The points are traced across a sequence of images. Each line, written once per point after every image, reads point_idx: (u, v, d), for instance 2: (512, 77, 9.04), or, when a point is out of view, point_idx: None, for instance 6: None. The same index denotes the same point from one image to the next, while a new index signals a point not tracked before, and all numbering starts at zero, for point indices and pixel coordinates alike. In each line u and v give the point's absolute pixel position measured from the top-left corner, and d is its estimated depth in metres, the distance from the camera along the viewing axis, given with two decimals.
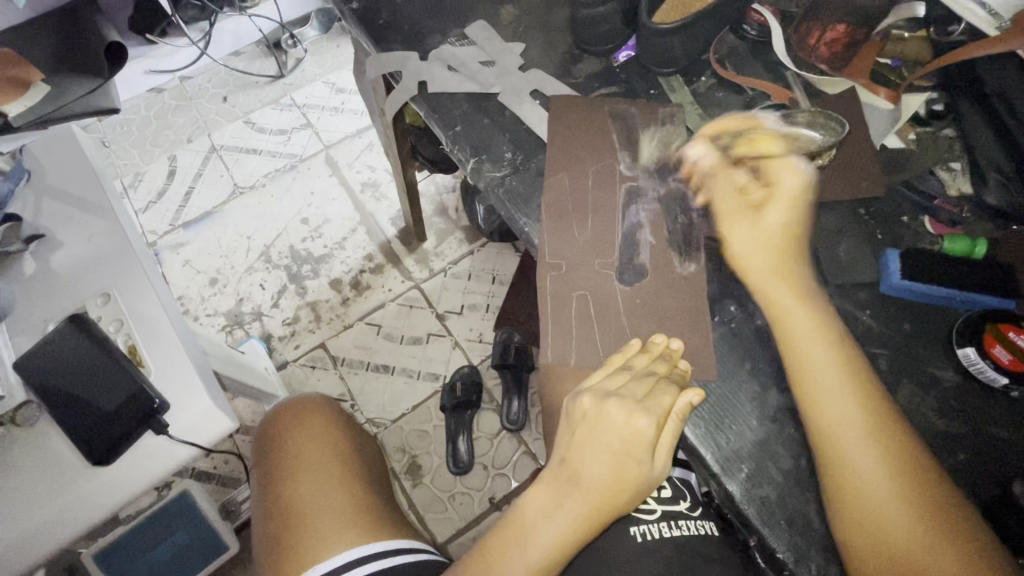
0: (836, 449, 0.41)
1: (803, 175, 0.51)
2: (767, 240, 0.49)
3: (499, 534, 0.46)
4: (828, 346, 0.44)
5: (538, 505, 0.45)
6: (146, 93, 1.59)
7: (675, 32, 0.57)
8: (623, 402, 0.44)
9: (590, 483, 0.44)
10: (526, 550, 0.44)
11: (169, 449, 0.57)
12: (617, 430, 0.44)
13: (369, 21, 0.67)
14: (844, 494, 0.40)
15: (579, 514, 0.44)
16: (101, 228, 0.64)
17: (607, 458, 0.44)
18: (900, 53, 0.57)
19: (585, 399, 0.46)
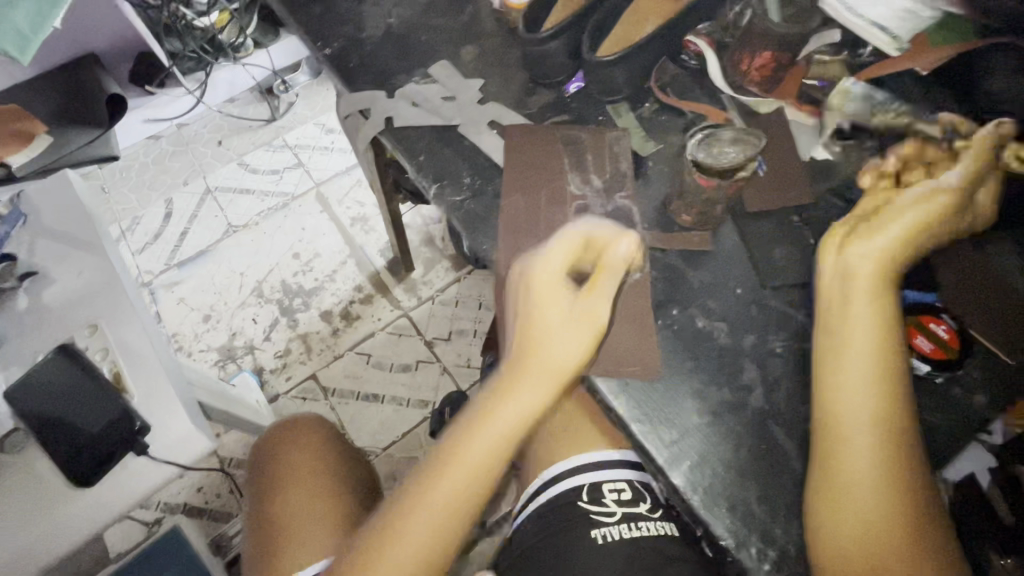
0: (839, 452, 0.41)
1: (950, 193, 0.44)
2: (890, 231, 0.44)
3: (438, 448, 0.48)
4: (871, 352, 0.42)
5: (460, 441, 0.47)
6: (145, 141, 1.66)
7: (616, 64, 0.62)
8: (556, 298, 0.48)
9: (522, 385, 0.47)
10: (461, 457, 0.47)
11: (153, 469, 0.60)
12: (550, 327, 0.47)
13: (340, 65, 0.73)
14: (833, 493, 0.40)
15: (510, 411, 0.47)
16: (91, 264, 0.68)
17: (528, 396, 0.47)
18: (824, 75, 0.61)
19: (524, 297, 0.49)
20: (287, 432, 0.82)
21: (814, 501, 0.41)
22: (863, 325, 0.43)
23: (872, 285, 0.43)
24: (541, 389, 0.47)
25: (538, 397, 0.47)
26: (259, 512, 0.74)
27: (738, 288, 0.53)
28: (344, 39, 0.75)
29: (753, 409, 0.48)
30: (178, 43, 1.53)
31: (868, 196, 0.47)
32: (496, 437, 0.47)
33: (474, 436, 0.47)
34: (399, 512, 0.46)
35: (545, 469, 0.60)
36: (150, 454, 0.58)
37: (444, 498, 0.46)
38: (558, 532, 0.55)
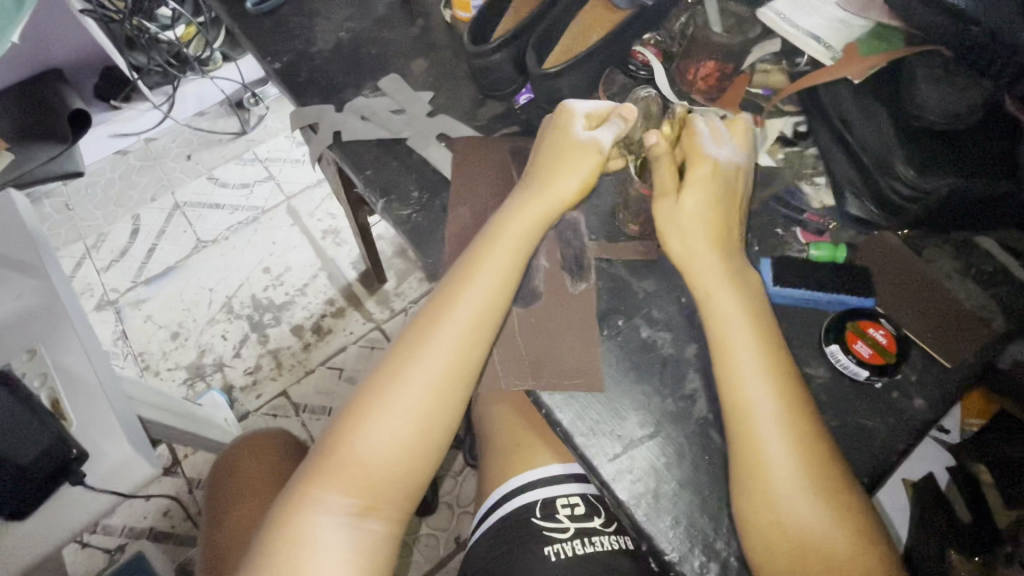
0: (754, 441, 0.42)
1: (713, 159, 0.51)
2: (694, 219, 0.50)
3: (357, 400, 0.49)
4: (752, 335, 0.46)
5: (405, 359, 0.49)
6: (112, 156, 1.62)
7: (561, 75, 0.62)
8: (478, 274, 0.51)
9: (443, 352, 0.49)
10: (381, 417, 0.48)
11: (89, 500, 0.57)
12: (474, 301, 0.50)
13: (290, 79, 0.73)
14: (754, 481, 0.42)
15: (430, 379, 0.48)
16: (31, 287, 0.66)
17: (483, 288, 0.50)
18: (767, 83, 0.62)
19: (453, 276, 0.52)
20: (246, 442, 0.81)
21: (737, 494, 0.42)
22: (742, 318, 0.46)
23: (733, 273, 0.48)
24: (500, 281, 0.51)
25: (495, 287, 0.51)
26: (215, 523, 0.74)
27: (684, 297, 0.53)
28: (293, 53, 0.75)
29: (697, 419, 0.47)
30: (142, 57, 1.54)
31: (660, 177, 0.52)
32: (455, 327, 0.49)
33: (436, 327, 0.50)
34: (364, 401, 0.49)
35: (502, 483, 0.60)
36: (88, 483, 0.56)
37: (394, 414, 0.48)
38: (511, 549, 0.54)
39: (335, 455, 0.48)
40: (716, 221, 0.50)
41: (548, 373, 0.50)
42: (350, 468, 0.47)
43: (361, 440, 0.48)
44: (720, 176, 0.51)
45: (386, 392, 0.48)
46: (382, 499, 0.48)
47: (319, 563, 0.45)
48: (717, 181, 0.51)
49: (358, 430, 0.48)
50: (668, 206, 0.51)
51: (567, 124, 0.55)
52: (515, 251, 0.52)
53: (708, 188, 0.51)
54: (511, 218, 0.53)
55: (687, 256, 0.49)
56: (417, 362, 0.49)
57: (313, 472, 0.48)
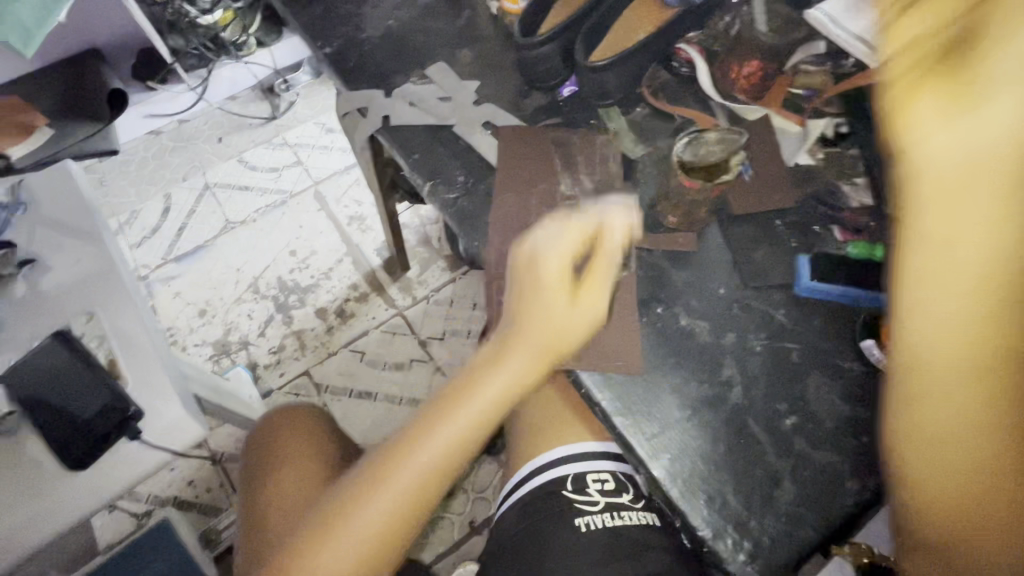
0: (965, 388, 0.30)
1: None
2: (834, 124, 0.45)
3: (401, 438, 0.53)
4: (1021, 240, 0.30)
5: (448, 410, 0.52)
6: (145, 136, 1.67)
7: (607, 69, 0.64)
8: (526, 331, 0.51)
9: (486, 400, 0.51)
10: (418, 455, 0.52)
11: (146, 454, 0.62)
12: (517, 360, 0.50)
13: (340, 64, 0.75)
14: (932, 447, 0.32)
15: (468, 427, 0.52)
16: (89, 254, 0.70)
17: (526, 354, 0.50)
18: (811, 84, 0.63)
19: (501, 328, 0.52)
20: (281, 418, 0.85)
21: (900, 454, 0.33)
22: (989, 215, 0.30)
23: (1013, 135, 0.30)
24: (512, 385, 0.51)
25: (507, 387, 0.51)
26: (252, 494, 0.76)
27: (721, 288, 0.55)
28: (343, 39, 0.77)
29: (732, 405, 0.49)
30: (180, 40, 1.59)
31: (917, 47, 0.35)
32: (458, 422, 0.52)
33: (481, 382, 0.52)
34: (403, 445, 0.53)
35: (533, 458, 0.62)
36: (143, 439, 0.61)
37: (427, 458, 0.52)
38: (543, 519, 0.56)
39: (368, 493, 0.52)
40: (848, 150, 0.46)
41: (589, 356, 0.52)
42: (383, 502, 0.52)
43: (362, 513, 0.52)
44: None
45: (422, 438, 0.52)
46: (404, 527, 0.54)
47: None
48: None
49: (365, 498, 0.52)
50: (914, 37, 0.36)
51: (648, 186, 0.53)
52: (537, 359, 0.50)
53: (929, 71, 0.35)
54: (529, 303, 0.51)
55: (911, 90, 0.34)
56: (456, 415, 0.52)
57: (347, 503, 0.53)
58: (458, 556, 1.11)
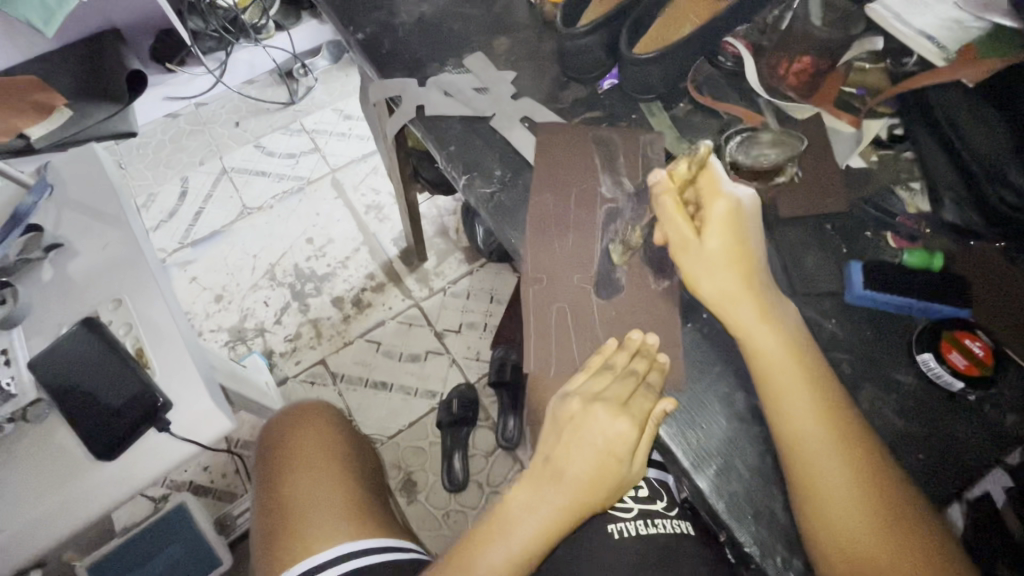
0: (805, 459, 0.43)
1: (733, 198, 0.49)
2: (718, 264, 0.48)
3: (483, 527, 0.49)
4: (790, 360, 0.45)
5: (529, 489, 0.49)
6: (162, 119, 1.66)
7: (653, 62, 0.61)
8: (608, 406, 0.48)
9: (574, 479, 0.47)
10: (508, 543, 0.47)
11: (169, 447, 0.59)
12: (603, 431, 0.47)
13: (373, 51, 0.73)
14: (813, 503, 0.42)
15: (558, 508, 0.47)
16: (116, 238, 0.68)
17: (609, 423, 0.47)
18: (864, 83, 0.61)
19: (573, 402, 0.49)
20: (289, 416, 0.81)
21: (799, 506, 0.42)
22: (776, 342, 0.46)
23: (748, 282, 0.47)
24: (564, 509, 0.47)
25: (595, 465, 0.47)
26: (266, 497, 0.73)
27: None
28: (376, 24, 0.75)
29: None
30: (199, 21, 1.53)
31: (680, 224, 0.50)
32: (508, 554, 0.47)
33: (563, 459, 0.48)
34: (483, 535, 0.48)
35: None
36: (170, 431, 0.59)
37: (513, 545, 0.47)
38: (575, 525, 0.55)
39: None
40: (740, 261, 0.48)
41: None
42: None
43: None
44: (739, 214, 0.49)
45: (505, 525, 0.48)
46: None
47: None
48: (736, 220, 0.49)
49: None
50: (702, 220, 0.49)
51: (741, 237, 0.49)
52: (588, 481, 0.47)
53: (728, 231, 0.48)
54: (572, 423, 0.48)
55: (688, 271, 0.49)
56: (540, 495, 0.48)
57: None
58: None
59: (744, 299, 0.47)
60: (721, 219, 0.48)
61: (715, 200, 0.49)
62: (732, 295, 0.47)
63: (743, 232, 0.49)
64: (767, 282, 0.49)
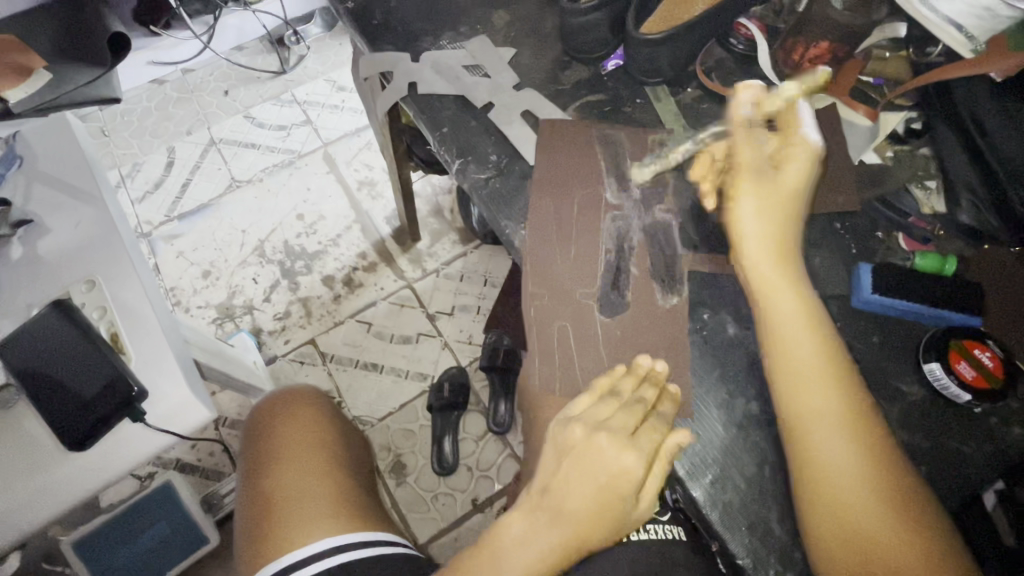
0: (822, 473, 0.40)
1: (812, 145, 0.48)
2: (763, 205, 0.47)
3: (475, 554, 0.48)
4: (823, 362, 0.43)
5: (519, 518, 0.47)
6: (149, 85, 1.60)
7: (662, 43, 0.57)
8: (612, 437, 0.45)
9: (570, 513, 0.45)
10: (498, 573, 0.46)
11: (149, 438, 0.58)
12: (604, 464, 0.44)
13: (364, 21, 0.68)
14: (824, 518, 0.40)
15: (554, 544, 0.45)
16: (89, 216, 0.64)
17: (610, 459, 0.44)
18: (881, 72, 0.58)
19: (575, 428, 0.46)
20: (275, 406, 0.78)
21: (806, 506, 0.40)
22: (804, 344, 0.44)
23: (777, 235, 0.47)
24: (558, 546, 0.45)
25: (589, 501, 0.44)
26: (250, 490, 0.70)
27: None
28: None
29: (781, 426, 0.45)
30: None
31: (747, 146, 0.49)
32: None
33: (558, 494, 0.46)
34: (475, 564, 0.47)
35: None
36: (145, 421, 0.56)
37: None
38: None
39: None
40: (788, 211, 0.47)
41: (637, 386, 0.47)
42: None
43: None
44: (812, 160, 0.47)
45: (494, 557, 0.46)
46: None
47: None
48: (812, 162, 0.48)
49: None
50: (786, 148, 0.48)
51: (806, 170, 0.47)
52: (584, 516, 0.44)
53: (804, 168, 0.47)
54: (581, 445, 0.45)
55: (742, 198, 0.48)
56: (533, 528, 0.46)
57: None
58: (461, 534, 1.10)
59: (779, 269, 0.46)
60: (793, 163, 0.47)
61: (801, 144, 0.47)
62: (768, 255, 0.46)
63: (811, 175, 0.48)
64: (799, 256, 0.47)
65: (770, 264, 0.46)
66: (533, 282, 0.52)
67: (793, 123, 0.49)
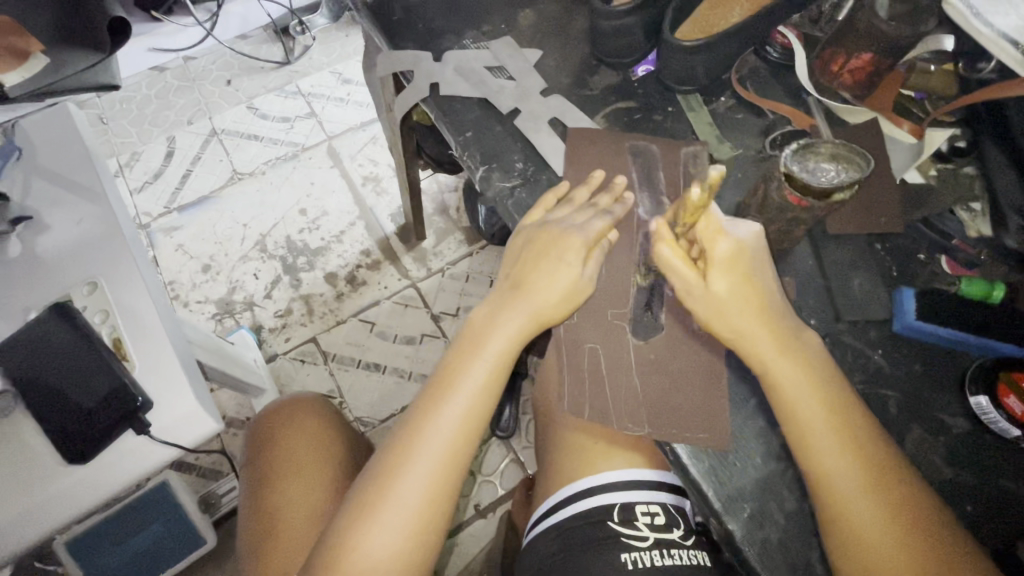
0: (842, 511, 0.40)
1: (734, 237, 0.46)
2: (730, 304, 0.44)
3: (430, 391, 0.50)
4: (824, 405, 0.42)
5: (466, 358, 0.50)
6: (148, 72, 1.55)
7: (699, 50, 0.55)
8: (564, 255, 0.49)
9: (518, 319, 0.50)
10: (453, 399, 0.49)
11: (150, 450, 0.54)
12: (553, 272, 0.49)
13: (383, 16, 0.65)
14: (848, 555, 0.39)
15: (496, 356, 0.50)
16: (91, 213, 0.61)
17: (562, 270, 0.49)
18: (924, 86, 0.57)
19: (529, 254, 0.51)
20: (277, 414, 0.76)
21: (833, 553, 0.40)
22: (804, 389, 0.42)
23: (758, 315, 0.44)
24: (504, 349, 0.50)
25: (530, 321, 0.49)
26: (252, 503, 0.69)
27: (813, 319, 0.49)
28: None
29: None
30: None
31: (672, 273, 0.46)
32: (455, 405, 0.49)
33: (501, 317, 0.50)
34: (430, 399, 0.50)
35: (579, 482, 0.57)
36: (149, 433, 0.53)
37: (460, 397, 0.49)
38: (583, 551, 0.52)
39: (406, 444, 0.48)
40: (752, 298, 0.45)
41: (667, 422, 0.45)
42: (413, 453, 0.48)
43: (361, 549, 0.46)
44: (745, 254, 0.46)
45: (447, 390, 0.49)
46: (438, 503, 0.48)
47: (373, 536, 0.46)
48: (742, 254, 0.45)
49: (357, 538, 0.46)
50: (718, 254, 0.45)
51: (750, 264, 0.45)
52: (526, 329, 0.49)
53: (733, 267, 0.45)
54: (483, 327, 0.51)
55: (705, 310, 0.45)
56: (481, 355, 0.50)
57: (381, 466, 0.48)
58: (460, 543, 1.02)
59: (772, 342, 0.44)
60: (722, 253, 0.45)
61: (720, 239, 0.45)
62: (759, 328, 0.44)
63: (750, 266, 0.45)
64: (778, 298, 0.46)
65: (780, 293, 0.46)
66: (535, 252, 0.51)
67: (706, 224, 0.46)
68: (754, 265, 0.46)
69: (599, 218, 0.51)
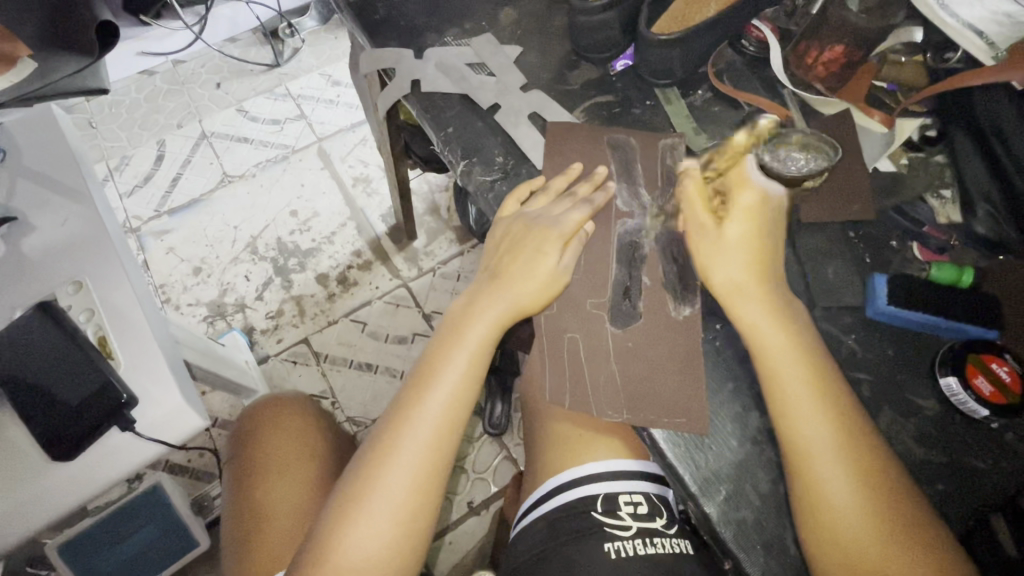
0: (816, 479, 0.41)
1: (759, 190, 0.51)
2: (734, 251, 0.48)
3: (409, 387, 0.50)
4: (806, 383, 0.43)
5: (444, 350, 0.51)
6: (137, 76, 1.56)
7: (674, 45, 0.56)
8: (541, 245, 0.51)
9: (496, 311, 0.50)
10: (435, 392, 0.49)
11: (136, 447, 0.55)
12: (531, 263, 0.50)
13: (365, 15, 0.66)
14: (821, 527, 0.40)
15: (476, 346, 0.50)
16: (75, 213, 0.62)
17: (539, 263, 0.50)
18: (897, 78, 0.57)
19: (509, 242, 0.52)
20: (260, 413, 0.77)
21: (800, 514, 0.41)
22: (790, 362, 0.44)
23: (759, 273, 0.47)
24: (483, 340, 0.50)
25: (508, 312, 0.50)
26: (237, 502, 0.69)
27: None
28: None
29: None
30: None
31: (695, 214, 0.51)
32: (437, 398, 0.49)
33: (479, 308, 0.51)
34: (411, 393, 0.50)
35: (562, 472, 0.58)
36: (134, 430, 0.54)
37: (441, 390, 0.49)
38: (568, 541, 0.53)
39: (389, 441, 0.48)
40: (757, 250, 0.48)
41: (645, 407, 0.46)
42: (397, 448, 0.48)
43: (352, 540, 0.46)
44: (766, 206, 0.50)
45: (427, 383, 0.50)
46: (423, 495, 0.48)
47: (361, 529, 0.47)
48: (761, 209, 0.50)
49: (347, 530, 0.47)
50: (737, 202, 0.50)
51: (763, 214, 0.50)
52: (504, 319, 0.50)
53: (751, 214, 0.49)
54: (462, 320, 0.52)
55: (709, 254, 0.48)
56: (459, 347, 0.51)
57: (366, 463, 0.48)
58: (452, 540, 1.02)
59: (771, 309, 0.46)
60: (746, 202, 0.50)
61: (748, 192, 0.50)
62: (756, 289, 0.47)
63: (764, 223, 0.49)
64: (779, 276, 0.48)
65: (762, 274, 0.47)
66: (513, 245, 0.52)
67: (735, 177, 0.52)
68: (767, 229, 0.49)
69: (577, 210, 0.52)
